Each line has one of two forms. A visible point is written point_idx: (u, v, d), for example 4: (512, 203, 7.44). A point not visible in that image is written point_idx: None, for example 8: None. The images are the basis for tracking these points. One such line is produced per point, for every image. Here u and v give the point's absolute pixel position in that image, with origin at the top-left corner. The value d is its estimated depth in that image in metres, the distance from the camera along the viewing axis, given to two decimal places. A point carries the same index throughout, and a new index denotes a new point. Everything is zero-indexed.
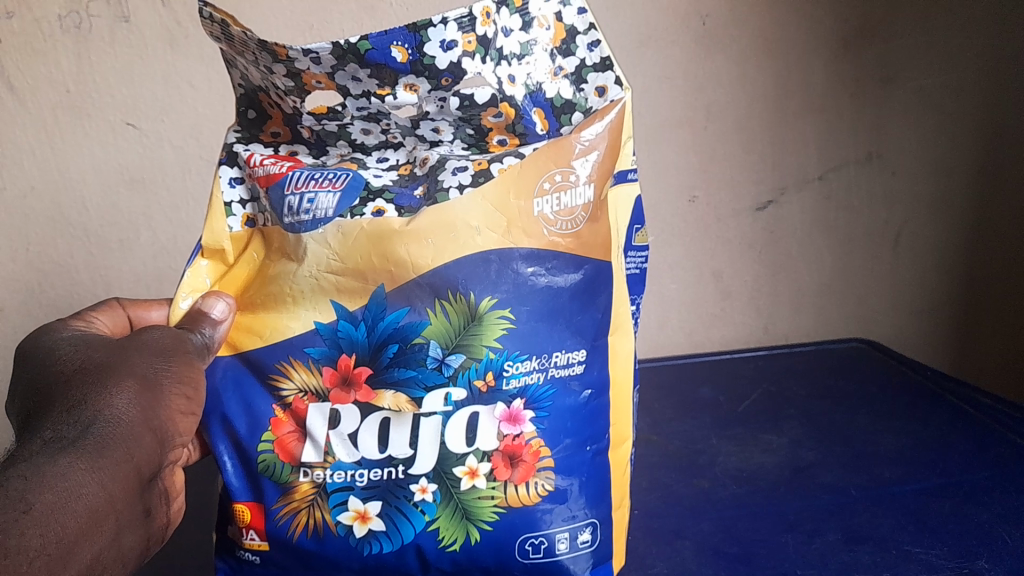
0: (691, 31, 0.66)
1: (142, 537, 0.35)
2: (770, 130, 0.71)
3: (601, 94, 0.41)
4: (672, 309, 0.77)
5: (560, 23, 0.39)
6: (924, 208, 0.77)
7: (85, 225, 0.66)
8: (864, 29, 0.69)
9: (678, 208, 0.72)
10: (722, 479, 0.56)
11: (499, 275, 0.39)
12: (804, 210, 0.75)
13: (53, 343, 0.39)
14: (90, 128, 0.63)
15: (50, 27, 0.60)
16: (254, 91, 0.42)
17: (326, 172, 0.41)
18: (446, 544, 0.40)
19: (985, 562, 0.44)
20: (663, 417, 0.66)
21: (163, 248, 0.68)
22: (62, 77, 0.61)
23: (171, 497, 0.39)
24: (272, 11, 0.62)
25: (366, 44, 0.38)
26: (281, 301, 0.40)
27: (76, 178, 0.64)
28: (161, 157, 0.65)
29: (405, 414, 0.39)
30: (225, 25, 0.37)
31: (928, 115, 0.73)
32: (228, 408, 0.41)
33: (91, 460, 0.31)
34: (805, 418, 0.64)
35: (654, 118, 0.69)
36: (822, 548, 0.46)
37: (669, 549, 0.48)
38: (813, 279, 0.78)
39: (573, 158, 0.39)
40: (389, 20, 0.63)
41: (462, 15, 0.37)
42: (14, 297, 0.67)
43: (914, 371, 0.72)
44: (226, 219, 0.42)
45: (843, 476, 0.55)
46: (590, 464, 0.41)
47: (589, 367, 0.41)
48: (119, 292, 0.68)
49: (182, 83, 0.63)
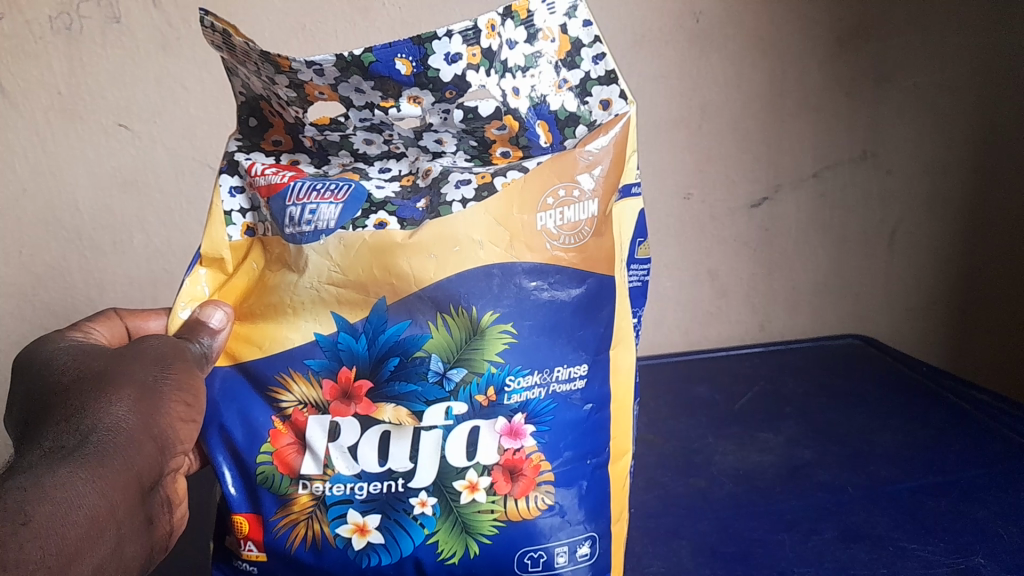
0: (685, 29, 0.66)
1: (144, 545, 0.35)
2: (766, 129, 0.71)
3: (606, 107, 0.40)
4: (667, 309, 0.77)
5: (565, 35, 0.39)
6: (919, 206, 0.77)
7: (78, 227, 0.65)
8: (859, 29, 0.69)
9: (673, 206, 0.72)
10: (720, 478, 0.55)
11: (501, 289, 0.39)
12: (799, 207, 0.74)
13: (51, 352, 0.39)
14: (82, 130, 0.63)
15: (40, 28, 0.59)
16: (256, 100, 0.42)
17: (328, 182, 0.40)
18: (445, 557, 0.40)
19: (981, 559, 0.44)
20: (659, 415, 0.66)
21: (157, 251, 0.67)
22: (54, 80, 0.61)
23: (174, 504, 0.39)
24: (265, 13, 0.61)
25: (371, 57, 0.37)
26: (281, 312, 0.40)
27: (70, 181, 0.64)
28: (154, 159, 0.64)
29: (405, 428, 0.39)
30: (227, 35, 0.37)
31: (922, 114, 0.73)
32: (226, 419, 0.40)
33: (91, 469, 0.31)
34: (801, 417, 0.64)
35: (651, 121, 0.68)
36: (819, 547, 0.46)
37: (666, 549, 0.47)
38: (808, 277, 0.78)
39: (578, 173, 0.39)
40: (382, 21, 0.63)
41: (467, 28, 0.37)
42: (8, 301, 0.66)
43: (909, 367, 0.71)
44: (226, 227, 0.42)
45: (840, 475, 0.55)
46: (590, 476, 0.41)
47: (591, 381, 0.40)
48: (115, 294, 0.68)
49: (176, 85, 0.62)
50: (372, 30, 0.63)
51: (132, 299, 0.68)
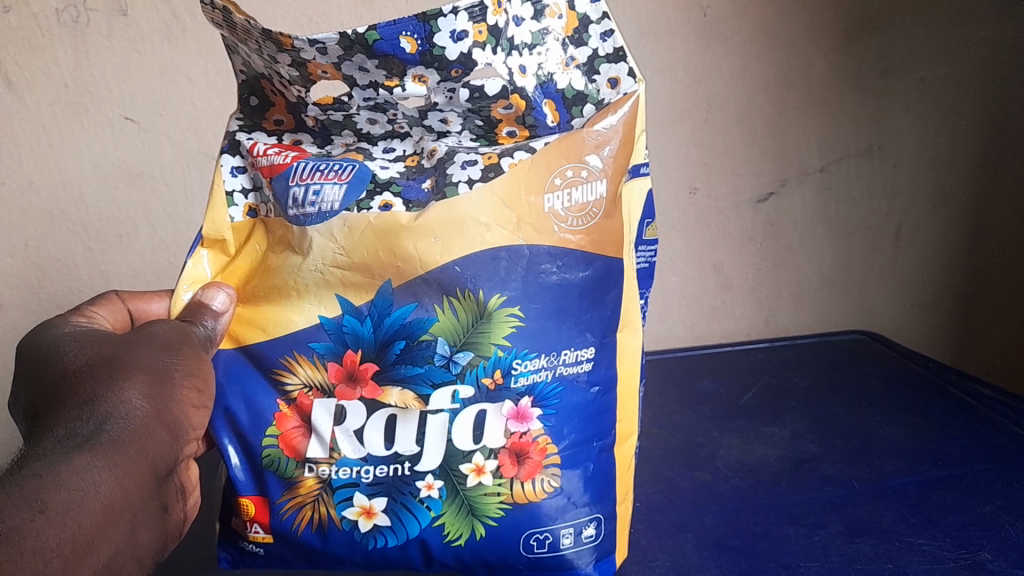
0: (692, 22, 0.64)
1: (159, 533, 0.34)
2: (772, 123, 0.70)
3: (614, 86, 0.40)
4: (673, 301, 0.76)
5: (573, 11, 0.38)
6: (924, 201, 0.76)
7: (83, 219, 0.65)
8: (864, 22, 0.67)
9: (678, 200, 0.71)
10: (723, 472, 0.55)
11: (508, 272, 0.39)
12: (804, 202, 0.74)
13: (55, 338, 0.38)
14: (87, 123, 0.62)
15: (47, 21, 0.58)
16: (256, 78, 0.41)
17: (332, 163, 0.40)
18: (451, 539, 0.40)
19: (988, 554, 0.44)
20: (664, 410, 0.66)
21: (162, 243, 0.67)
22: (60, 72, 0.60)
23: (188, 491, 0.39)
24: (268, 7, 0.60)
25: (375, 35, 0.36)
26: (285, 294, 0.40)
27: (74, 173, 0.63)
28: (160, 152, 0.64)
29: (411, 411, 0.39)
30: (227, 12, 0.36)
31: (929, 107, 0.72)
32: (231, 402, 0.40)
33: (106, 456, 0.31)
34: (804, 411, 0.64)
35: (657, 114, 0.68)
36: (825, 540, 0.46)
37: (670, 542, 0.48)
38: (813, 271, 0.77)
39: (586, 152, 0.39)
40: (388, 13, 0.61)
41: (473, 4, 0.36)
42: (14, 293, 0.66)
43: (915, 364, 0.71)
44: (227, 208, 0.41)
45: (845, 469, 0.55)
46: (596, 459, 0.41)
47: (597, 365, 0.40)
48: (120, 286, 0.67)
49: (181, 78, 0.61)
50: (379, 21, 0.62)
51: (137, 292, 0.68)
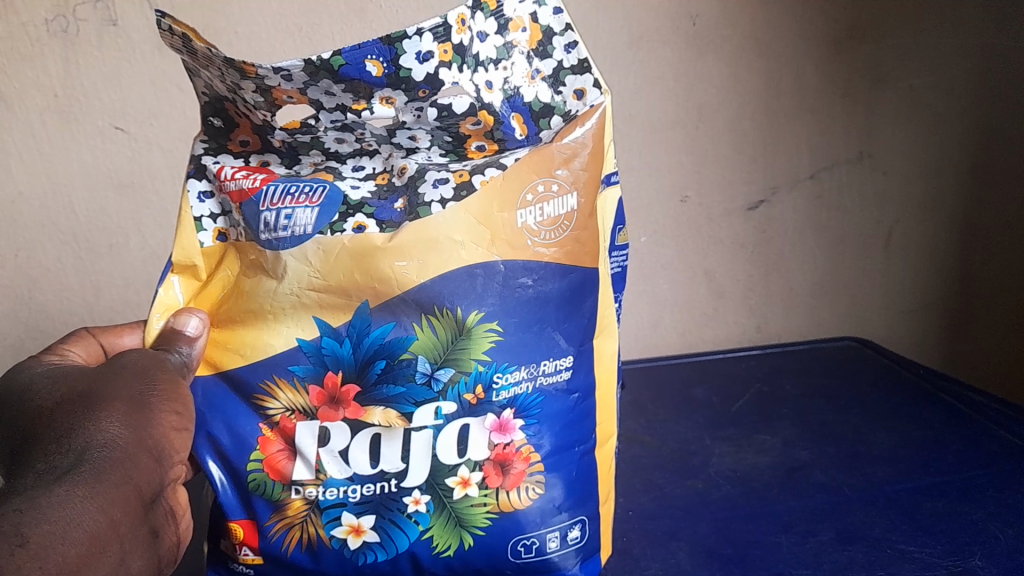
0: (682, 32, 0.66)
1: (149, 559, 0.34)
2: (762, 131, 0.71)
3: (580, 97, 0.40)
4: (664, 309, 0.77)
5: (536, 24, 0.39)
6: (915, 208, 0.77)
7: (73, 228, 0.63)
8: (854, 30, 0.69)
9: (669, 208, 0.72)
10: (717, 480, 0.57)
11: (485, 288, 0.39)
12: (796, 210, 0.75)
13: (29, 378, 0.38)
14: (78, 132, 0.61)
15: (37, 30, 0.57)
16: (219, 100, 0.40)
17: (302, 184, 0.40)
18: (441, 550, 0.40)
19: (979, 561, 0.45)
20: (656, 417, 0.68)
21: (154, 253, 0.65)
22: (50, 81, 0.59)
23: (178, 515, 0.38)
24: (258, 15, 0.59)
25: (339, 60, 0.37)
26: (261, 318, 0.40)
27: (63, 182, 0.62)
28: (150, 161, 0.62)
29: (396, 429, 0.39)
30: (186, 39, 0.35)
31: (916, 116, 0.73)
32: (214, 427, 0.40)
33: (89, 486, 0.31)
34: (797, 419, 0.66)
35: (648, 121, 0.68)
36: (816, 548, 0.48)
37: (664, 550, 0.49)
38: (804, 278, 0.79)
39: (555, 168, 0.39)
40: (379, 22, 0.61)
41: (437, 25, 0.37)
42: (3, 303, 0.64)
43: (905, 368, 0.73)
44: (196, 234, 0.41)
45: (837, 476, 0.56)
46: (578, 463, 0.42)
47: (576, 372, 0.41)
48: (112, 297, 0.66)
49: (172, 87, 0.60)
50: (369, 31, 0.61)
51: (129, 303, 0.66)
